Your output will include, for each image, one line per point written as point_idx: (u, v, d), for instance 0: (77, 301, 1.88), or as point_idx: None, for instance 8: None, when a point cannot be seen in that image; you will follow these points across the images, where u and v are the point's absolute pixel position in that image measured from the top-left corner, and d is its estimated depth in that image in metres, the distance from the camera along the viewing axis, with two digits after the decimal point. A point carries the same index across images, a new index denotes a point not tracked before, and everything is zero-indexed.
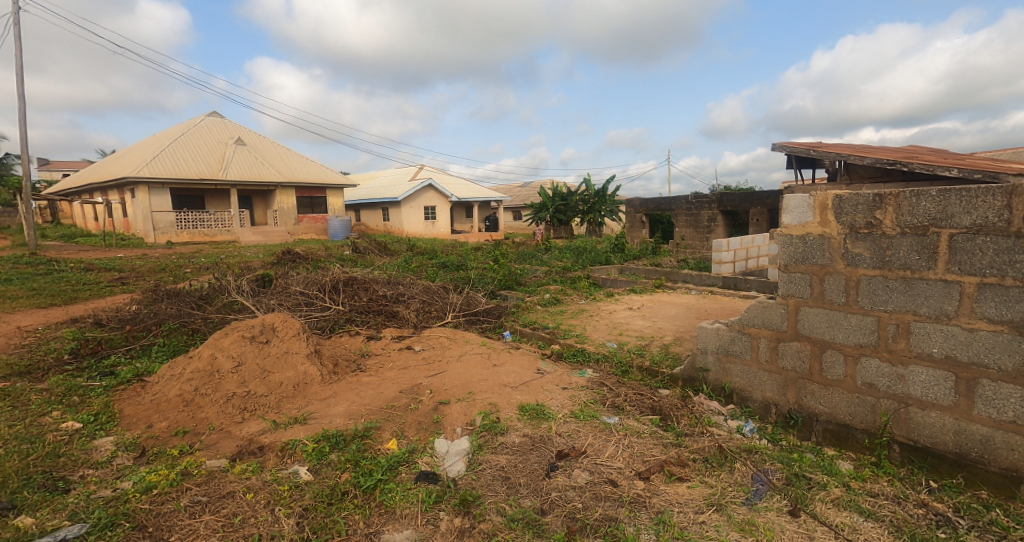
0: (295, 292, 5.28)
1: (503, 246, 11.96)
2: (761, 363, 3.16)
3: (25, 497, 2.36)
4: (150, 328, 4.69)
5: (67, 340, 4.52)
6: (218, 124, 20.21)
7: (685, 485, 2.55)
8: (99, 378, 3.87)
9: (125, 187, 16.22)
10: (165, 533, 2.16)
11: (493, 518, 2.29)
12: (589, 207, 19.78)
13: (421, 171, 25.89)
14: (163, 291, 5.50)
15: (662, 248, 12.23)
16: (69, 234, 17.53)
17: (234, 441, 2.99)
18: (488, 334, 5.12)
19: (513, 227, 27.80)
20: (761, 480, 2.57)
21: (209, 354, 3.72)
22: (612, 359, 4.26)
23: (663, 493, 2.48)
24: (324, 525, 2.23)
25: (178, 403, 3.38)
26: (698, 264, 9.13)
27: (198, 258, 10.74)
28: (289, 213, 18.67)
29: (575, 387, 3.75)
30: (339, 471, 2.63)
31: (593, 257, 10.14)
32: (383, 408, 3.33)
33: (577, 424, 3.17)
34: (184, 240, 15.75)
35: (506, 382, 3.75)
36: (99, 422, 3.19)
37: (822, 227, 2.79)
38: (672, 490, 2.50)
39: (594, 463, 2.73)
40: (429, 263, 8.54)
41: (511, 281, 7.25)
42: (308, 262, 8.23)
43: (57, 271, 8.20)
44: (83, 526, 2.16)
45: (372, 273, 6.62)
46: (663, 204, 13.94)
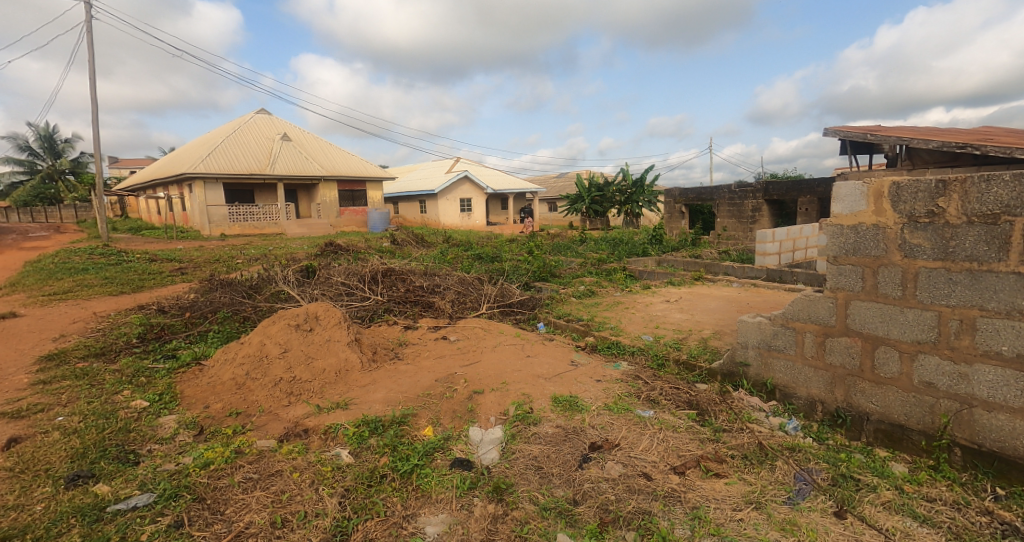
0: (337, 283, 5.47)
1: (539, 238, 11.95)
2: (806, 359, 3.04)
3: (102, 467, 2.61)
4: (207, 316, 5.01)
5: (135, 325, 4.90)
6: (267, 121, 21.09)
7: (722, 481, 2.51)
8: (163, 361, 4.17)
9: (183, 182, 17.21)
10: (222, 506, 2.32)
11: (526, 507, 2.34)
12: (626, 198, 19.36)
13: (458, 163, 26.10)
14: (218, 281, 5.85)
15: (703, 239, 11.88)
16: (135, 226, 18.81)
17: (282, 424, 3.16)
18: (523, 326, 5.15)
19: (548, 217, 27.67)
20: (804, 479, 2.49)
21: (258, 340, 3.94)
22: (648, 352, 4.21)
23: (699, 488, 2.44)
24: (364, 506, 2.34)
25: (232, 386, 3.60)
26: (741, 256, 8.82)
27: (249, 249, 11.30)
28: (331, 206, 19.27)
29: (609, 380, 3.74)
30: (378, 455, 2.75)
31: (630, 249, 9.96)
32: (420, 395, 3.44)
33: (611, 417, 3.16)
34: (237, 232, 16.61)
35: (539, 373, 3.78)
36: (163, 402, 3.44)
37: (877, 216, 2.64)
38: (709, 486, 2.46)
39: (628, 456, 2.72)
40: (464, 254, 8.65)
41: (545, 273, 7.25)
42: (349, 254, 8.51)
43: (126, 261, 8.85)
44: (151, 496, 2.37)
45: (409, 264, 6.77)
46: (705, 194, 13.51)
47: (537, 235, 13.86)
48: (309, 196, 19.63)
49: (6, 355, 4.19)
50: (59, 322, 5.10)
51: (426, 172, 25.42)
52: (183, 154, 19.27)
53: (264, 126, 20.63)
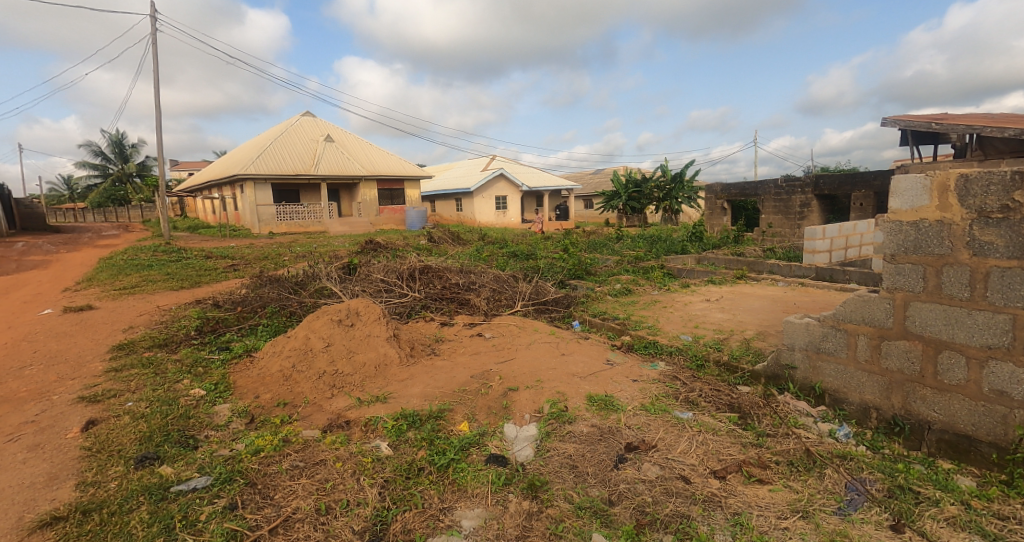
0: (377, 279, 5.63)
1: (574, 235, 11.85)
2: (858, 363, 2.88)
3: (166, 449, 2.81)
4: (257, 310, 5.27)
5: (193, 318, 5.22)
6: (311, 123, 21.91)
7: (766, 488, 2.42)
8: (217, 353, 4.43)
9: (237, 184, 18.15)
10: (272, 492, 2.45)
11: (560, 505, 2.34)
12: (665, 194, 18.91)
13: (494, 161, 26.22)
14: (267, 277, 6.14)
15: (746, 236, 11.44)
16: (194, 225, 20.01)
17: (325, 415, 3.30)
18: (558, 323, 5.14)
19: (585, 215, 27.38)
20: (856, 490, 2.37)
21: (303, 334, 4.11)
22: (687, 353, 4.10)
23: (741, 494, 2.37)
24: (402, 497, 2.41)
25: (279, 377, 3.77)
26: (788, 254, 8.43)
27: (294, 247, 11.80)
28: (371, 205, 19.76)
29: (646, 380, 3.67)
30: (416, 448, 2.82)
31: (668, 247, 9.73)
32: (456, 391, 3.49)
33: (647, 418, 3.11)
34: (284, 230, 17.36)
35: (574, 371, 3.76)
36: (218, 391, 3.65)
37: (941, 211, 2.47)
38: (751, 492, 2.39)
39: (665, 458, 2.68)
40: (499, 252, 8.70)
41: (581, 271, 7.19)
42: (388, 251, 8.73)
43: (185, 258, 9.44)
44: (208, 479, 2.53)
45: (445, 262, 6.88)
46: (749, 190, 12.99)
47: (572, 233, 13.73)
48: (351, 196, 20.24)
49: (83, 344, 4.57)
50: (127, 315, 5.50)
51: (462, 171, 25.66)
52: (237, 157, 20.29)
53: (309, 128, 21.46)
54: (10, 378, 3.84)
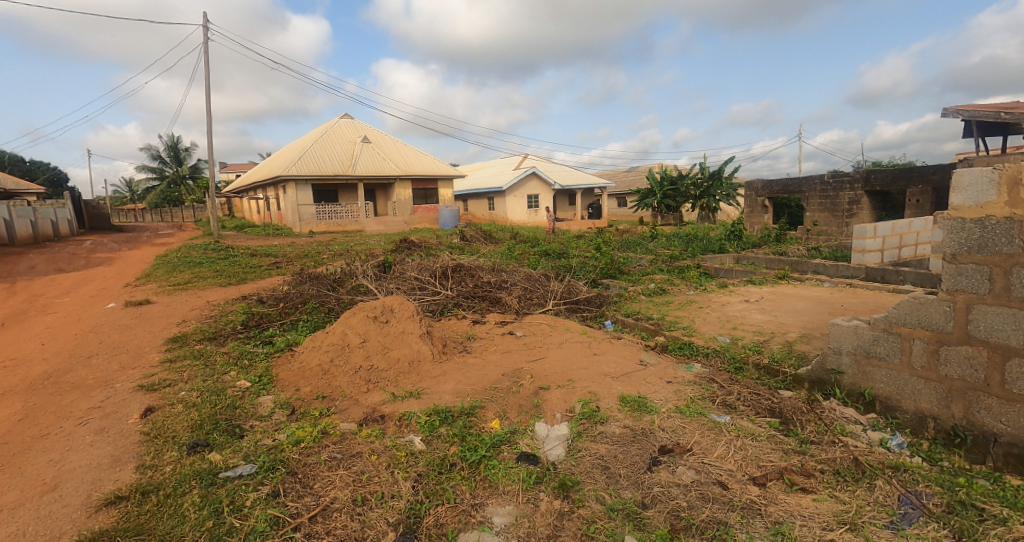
0: (410, 277, 5.73)
1: (607, 234, 11.68)
2: (913, 369, 2.72)
3: (215, 437, 2.97)
4: (297, 306, 5.47)
5: (239, 313, 5.48)
6: (349, 126, 22.55)
7: (809, 497, 2.32)
8: (261, 346, 4.64)
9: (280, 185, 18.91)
10: (311, 481, 2.55)
11: (592, 506, 2.32)
12: (702, 192, 18.42)
13: (528, 160, 26.22)
14: (307, 274, 6.37)
15: (789, 234, 10.97)
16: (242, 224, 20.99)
17: (361, 409, 3.40)
18: (590, 323, 5.09)
19: (619, 213, 27.02)
20: (911, 503, 2.23)
21: (341, 330, 4.24)
22: (724, 355, 3.98)
23: (783, 502, 2.28)
24: (435, 491, 2.46)
25: (318, 371, 3.91)
26: (835, 253, 8.04)
27: (333, 245, 12.19)
28: (405, 205, 20.12)
29: (681, 382, 3.59)
30: (448, 444, 2.86)
31: (705, 246, 9.45)
32: (487, 389, 3.52)
33: (682, 420, 3.04)
34: (324, 230, 17.90)
35: (607, 372, 3.71)
36: (262, 383, 3.82)
37: (1010, 208, 2.29)
38: (794, 501, 2.29)
39: (701, 462, 2.61)
40: (531, 251, 8.70)
41: (614, 270, 7.09)
42: (422, 250, 8.88)
43: (232, 256, 9.93)
44: (253, 467, 2.66)
45: (477, 260, 6.94)
46: (792, 186, 12.45)
47: (606, 231, 13.54)
48: (387, 195, 20.65)
49: (142, 336, 4.89)
50: (180, 309, 5.84)
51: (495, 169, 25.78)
52: (283, 158, 21.13)
53: (347, 130, 22.10)
54: (79, 366, 4.16)
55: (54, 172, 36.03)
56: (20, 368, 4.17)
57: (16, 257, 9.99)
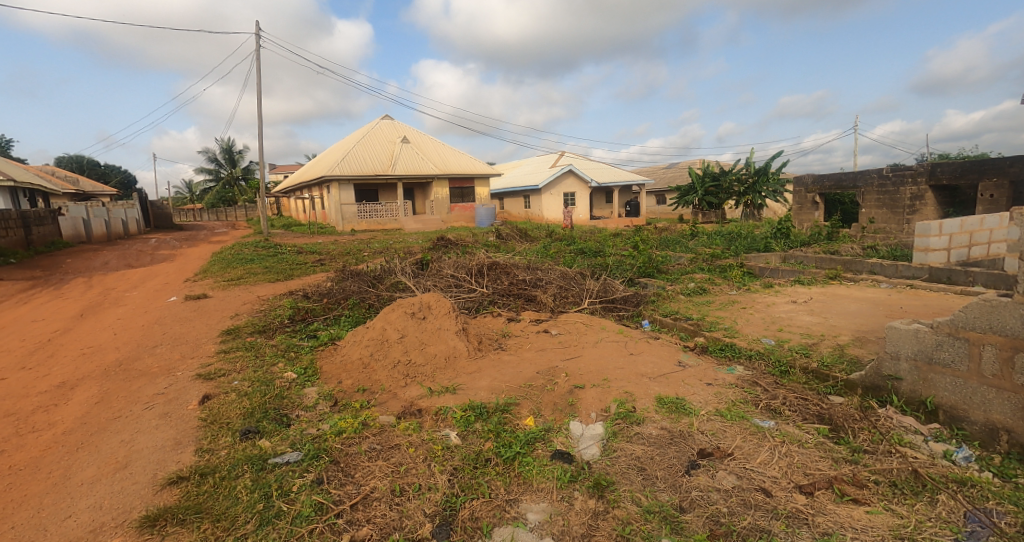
0: (447, 274, 5.82)
1: (645, 232, 11.41)
2: (983, 378, 2.54)
3: (265, 425, 3.14)
4: (340, 302, 5.68)
5: (286, 307, 5.74)
6: (390, 126, 23.09)
7: (862, 509, 2.20)
8: (306, 340, 4.84)
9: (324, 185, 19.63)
10: (353, 470, 2.65)
11: (628, 507, 2.30)
12: (747, 188, 17.73)
13: (565, 157, 26.04)
14: (349, 271, 6.58)
15: (842, 232, 10.36)
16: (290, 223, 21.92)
17: (400, 402, 3.49)
18: (626, 323, 5.01)
19: (658, 210, 26.42)
20: (978, 521, 2.08)
21: (380, 325, 4.36)
22: (769, 357, 3.82)
23: (832, 513, 2.18)
24: (470, 485, 2.50)
25: (359, 365, 4.04)
26: (893, 252, 7.53)
27: (373, 243, 12.53)
28: (443, 204, 20.40)
29: (722, 384, 3.48)
30: (483, 439, 2.90)
31: (749, 244, 9.09)
32: (522, 386, 3.54)
33: (723, 424, 2.95)
34: (365, 227, 18.41)
35: (643, 372, 3.65)
36: (308, 375, 3.99)
37: None
38: (845, 512, 2.18)
39: (743, 468, 2.52)
40: (567, 249, 8.63)
41: (651, 268, 6.94)
42: (458, 248, 8.98)
43: (280, 253, 10.40)
44: (298, 454, 2.79)
45: (513, 258, 6.96)
46: (846, 181, 11.75)
47: (643, 229, 13.24)
48: (425, 195, 20.96)
49: (199, 328, 5.21)
50: (233, 303, 6.18)
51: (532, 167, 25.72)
52: (325, 159, 21.90)
53: (388, 130, 22.64)
54: (145, 355, 4.50)
55: (125, 175, 38.86)
56: (95, 355, 4.54)
57: (92, 253, 10.86)
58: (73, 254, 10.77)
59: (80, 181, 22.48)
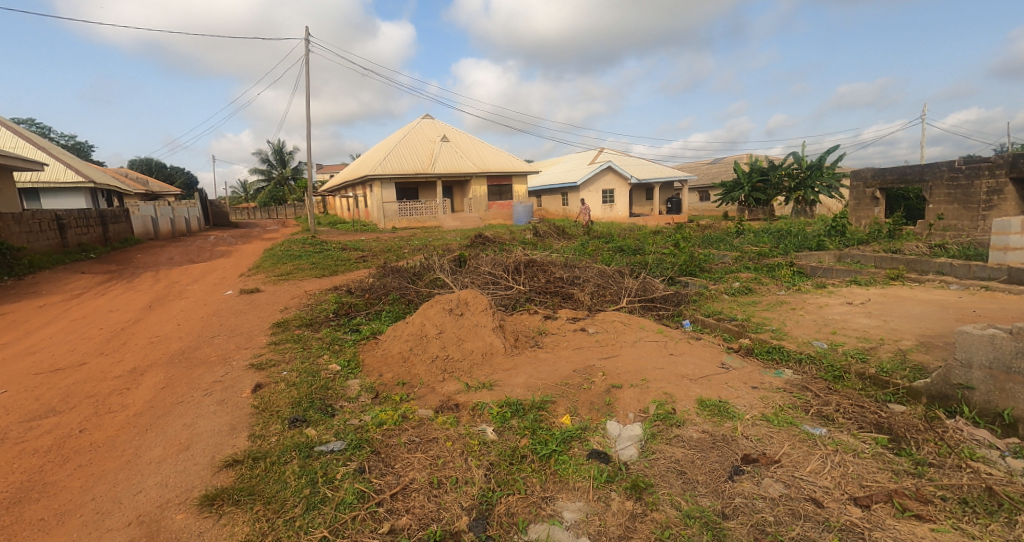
0: (484, 271, 5.86)
1: (687, 230, 11.09)
2: None
3: (311, 414, 3.28)
4: (381, 297, 5.84)
5: (331, 302, 5.97)
6: (430, 125, 23.46)
7: (925, 526, 2.05)
8: (350, 333, 5.02)
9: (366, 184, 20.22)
10: (393, 462, 2.72)
11: (667, 511, 2.24)
12: (797, 183, 16.91)
13: (606, 154, 25.68)
14: (390, 268, 6.75)
15: (904, 230, 9.68)
16: (335, 221, 22.74)
17: (438, 396, 3.56)
18: (666, 322, 4.89)
19: (702, 207, 25.61)
20: None
21: (419, 321, 4.45)
22: (820, 362, 3.62)
23: (890, 529, 2.05)
24: (506, 481, 2.51)
25: (399, 359, 4.15)
26: (964, 251, 6.97)
27: (414, 241, 12.81)
28: (481, 201, 20.55)
29: (768, 388, 3.33)
30: (519, 436, 2.91)
31: (800, 243, 8.66)
32: (558, 384, 3.52)
33: (769, 430, 2.82)
34: (404, 226, 18.79)
35: (684, 373, 3.55)
36: (351, 367, 4.13)
37: None
38: (905, 529, 2.04)
39: (791, 476, 2.41)
40: (605, 247, 8.52)
41: (693, 267, 6.74)
42: (495, 245, 9.04)
43: (326, 250, 10.81)
44: (341, 444, 2.90)
45: (550, 256, 6.92)
46: (911, 174, 10.95)
47: (686, 227, 12.85)
48: (463, 193, 21.17)
49: (253, 320, 5.51)
50: (283, 297, 6.49)
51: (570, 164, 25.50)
52: (369, 159, 22.53)
53: (428, 129, 23.02)
54: (205, 344, 4.80)
55: (188, 176, 41.47)
56: (161, 344, 4.89)
57: (160, 249, 11.69)
58: (143, 250, 11.62)
59: (150, 181, 24.16)
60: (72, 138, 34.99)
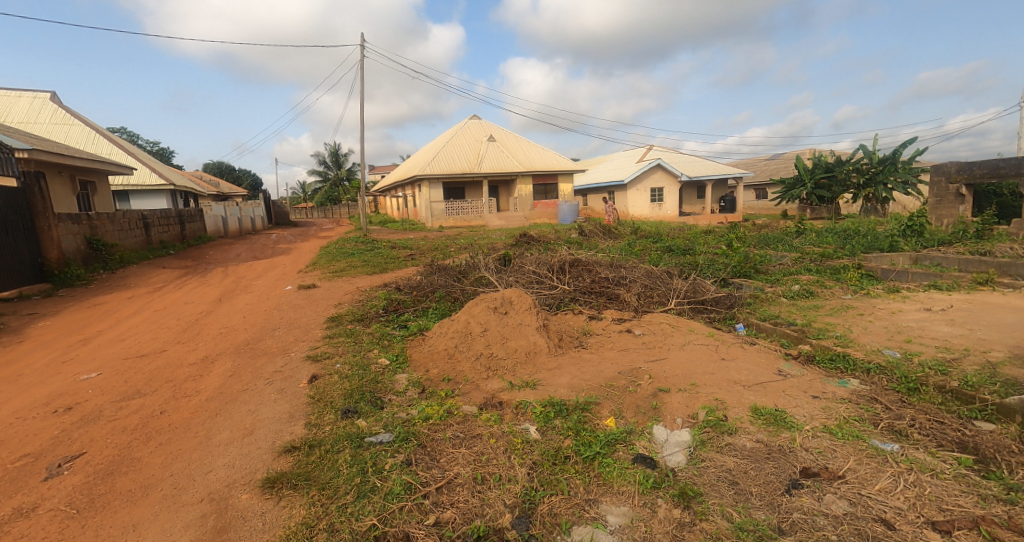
0: (529, 271, 5.85)
1: (741, 229, 10.58)
2: None
3: (362, 406, 3.41)
4: (428, 294, 5.98)
5: (382, 298, 6.18)
6: (477, 125, 23.72)
7: None
8: (398, 329, 5.17)
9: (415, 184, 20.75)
10: (438, 456, 2.78)
11: (717, 521, 2.16)
12: (867, 179, 15.75)
13: (656, 151, 25.03)
14: (437, 266, 6.89)
15: (994, 230, 8.76)
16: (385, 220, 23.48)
17: (482, 394, 3.60)
18: (717, 325, 4.70)
19: (754, 206, 24.23)
20: None
21: (465, 318, 4.51)
22: (892, 372, 3.35)
23: None
24: (549, 481, 2.50)
25: (445, 355, 4.23)
26: None
27: (460, 240, 13.01)
28: (526, 200, 20.55)
29: (831, 398, 3.12)
30: (562, 436, 2.88)
31: (870, 243, 8.04)
32: (603, 386, 3.46)
33: (832, 442, 2.65)
34: (451, 225, 19.10)
35: (736, 379, 3.40)
36: (399, 362, 4.26)
37: None
38: None
39: (857, 493, 2.25)
40: (653, 246, 8.29)
41: (748, 268, 6.44)
42: (540, 244, 9.01)
43: (377, 248, 11.19)
44: (389, 436, 2.99)
45: (596, 255, 6.82)
46: (1006, 168, 9.89)
47: (740, 226, 12.25)
48: (509, 192, 21.22)
49: (310, 315, 5.80)
50: (337, 293, 6.78)
51: (618, 162, 25.01)
52: (418, 159, 23.08)
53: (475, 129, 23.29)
54: (268, 336, 5.11)
55: (254, 178, 44.17)
56: (229, 335, 5.25)
57: (229, 246, 12.54)
58: (215, 247, 12.49)
59: (221, 182, 25.90)
60: (154, 143, 38.13)
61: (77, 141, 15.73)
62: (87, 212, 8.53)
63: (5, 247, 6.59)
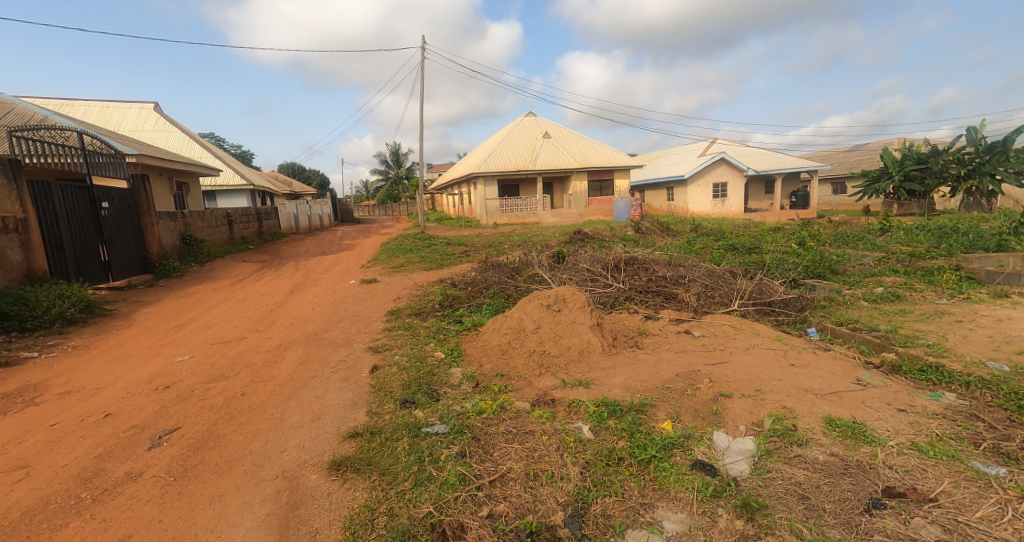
0: (583, 269, 5.76)
1: (814, 227, 9.84)
2: None
3: (418, 397, 3.50)
4: (483, 290, 6.07)
5: (438, 293, 6.32)
6: (532, 122, 23.69)
7: None
8: (453, 324, 5.27)
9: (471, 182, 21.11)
10: (491, 450, 2.80)
11: (786, 537, 2.03)
12: (968, 171, 14.16)
13: (721, 144, 23.87)
14: (491, 262, 6.95)
15: None
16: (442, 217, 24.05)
17: (535, 390, 3.59)
18: (786, 329, 4.41)
19: (832, 201, 22.64)
20: None
21: (518, 315, 4.52)
22: (996, 387, 2.99)
23: None
24: (603, 482, 2.45)
25: (498, 351, 4.26)
26: None
27: (515, 237, 13.08)
28: (581, 198, 20.25)
29: (920, 413, 2.83)
30: (616, 437, 2.82)
31: (972, 242, 7.19)
32: (659, 388, 3.34)
33: (922, 461, 2.40)
34: (505, 222, 19.22)
35: (807, 387, 3.17)
36: (453, 356, 4.34)
37: None
38: None
39: (951, 519, 2.03)
40: (715, 245, 7.90)
41: (822, 269, 5.98)
42: (594, 242, 8.85)
43: (435, 245, 11.48)
44: (444, 428, 3.05)
45: (654, 253, 6.59)
46: None
47: (814, 223, 11.43)
48: (563, 188, 21.03)
49: (371, 308, 6.05)
50: (397, 288, 7.02)
51: (680, 156, 24.07)
52: (474, 157, 23.41)
53: (529, 126, 23.27)
54: (334, 327, 5.39)
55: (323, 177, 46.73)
56: (300, 325, 5.59)
57: (300, 242, 13.34)
58: (288, 242, 13.34)
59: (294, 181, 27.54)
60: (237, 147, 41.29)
61: (174, 145, 17.31)
62: (182, 210, 9.40)
63: (118, 242, 7.37)
